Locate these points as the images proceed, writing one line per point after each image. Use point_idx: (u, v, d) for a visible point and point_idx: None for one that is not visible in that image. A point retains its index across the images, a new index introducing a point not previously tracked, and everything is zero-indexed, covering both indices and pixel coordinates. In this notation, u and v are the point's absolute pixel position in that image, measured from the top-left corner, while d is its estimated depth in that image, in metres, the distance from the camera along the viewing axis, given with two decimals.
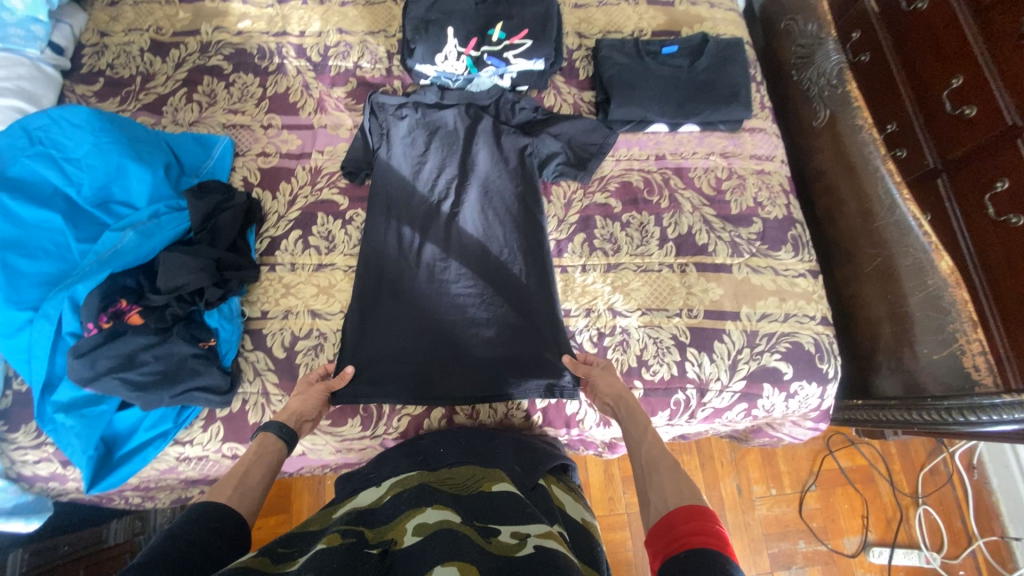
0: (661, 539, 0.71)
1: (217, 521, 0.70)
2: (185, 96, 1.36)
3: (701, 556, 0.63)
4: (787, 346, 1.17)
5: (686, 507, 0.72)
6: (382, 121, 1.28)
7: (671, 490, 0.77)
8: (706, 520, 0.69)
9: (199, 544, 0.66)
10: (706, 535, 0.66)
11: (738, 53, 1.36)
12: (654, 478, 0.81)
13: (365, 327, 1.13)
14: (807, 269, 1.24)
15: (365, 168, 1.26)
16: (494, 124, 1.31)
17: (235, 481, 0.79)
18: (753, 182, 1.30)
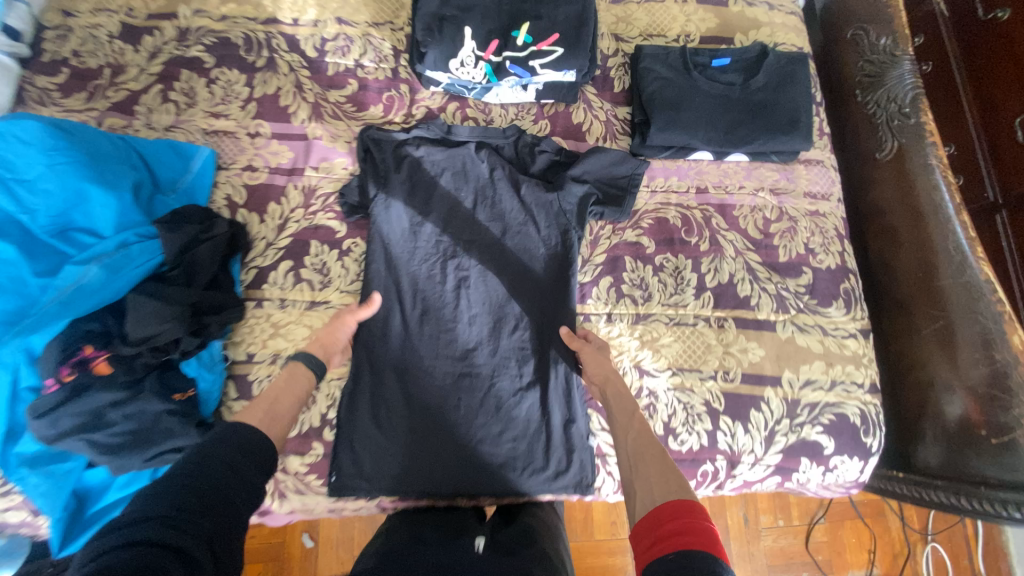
0: (645, 535, 0.65)
1: (235, 437, 0.68)
2: (161, 95, 1.19)
3: (692, 560, 0.57)
4: (831, 418, 1.05)
5: (673, 502, 0.65)
6: (378, 160, 1.11)
7: (658, 483, 0.70)
8: (695, 517, 0.62)
9: (225, 464, 0.64)
10: (698, 535, 0.60)
11: (800, 72, 1.18)
12: (645, 464, 0.74)
13: (358, 406, 1.01)
14: (858, 328, 1.11)
15: (363, 208, 1.11)
16: (509, 161, 1.15)
17: (267, 406, 0.78)
18: (804, 225, 1.15)
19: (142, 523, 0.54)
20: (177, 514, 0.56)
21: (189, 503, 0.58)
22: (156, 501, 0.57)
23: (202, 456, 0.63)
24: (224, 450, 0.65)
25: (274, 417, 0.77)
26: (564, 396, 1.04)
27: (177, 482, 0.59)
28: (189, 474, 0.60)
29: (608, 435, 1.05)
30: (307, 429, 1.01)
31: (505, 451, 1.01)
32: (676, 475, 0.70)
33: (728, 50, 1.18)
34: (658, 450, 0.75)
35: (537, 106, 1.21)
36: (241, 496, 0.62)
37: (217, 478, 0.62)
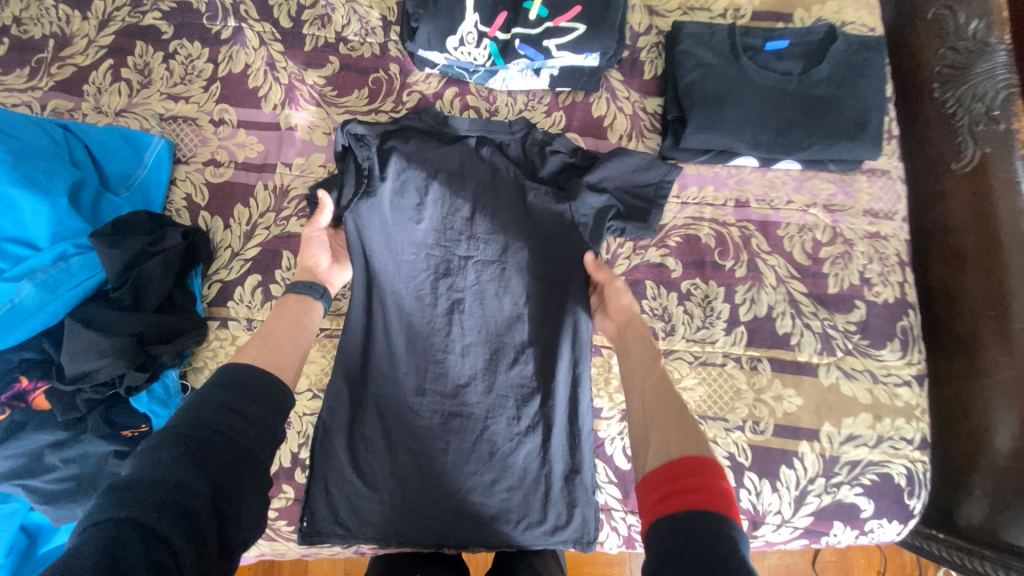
0: (651, 489, 0.62)
1: (239, 382, 0.63)
2: (111, 71, 1.02)
3: (703, 524, 0.55)
4: (872, 478, 0.92)
5: (687, 459, 0.62)
6: (361, 159, 0.91)
7: (675, 436, 0.66)
8: (710, 475, 0.60)
9: (225, 420, 0.59)
10: (710, 496, 0.57)
11: (874, 61, 0.97)
12: (661, 413, 0.70)
13: (333, 445, 0.89)
14: (914, 374, 0.95)
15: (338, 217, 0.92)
16: (514, 165, 0.96)
17: (273, 341, 0.75)
18: (862, 249, 0.97)
19: (138, 494, 0.52)
20: (179, 485, 0.53)
21: (189, 474, 0.54)
22: (156, 464, 0.54)
23: (205, 409, 0.59)
24: (225, 395, 0.61)
25: (272, 351, 0.73)
26: (568, 444, 0.91)
27: (173, 444, 0.56)
28: (189, 435, 0.57)
29: (615, 488, 0.93)
30: (276, 470, 0.90)
31: (498, 501, 0.90)
32: (692, 427, 0.67)
33: (786, 30, 0.97)
34: (676, 405, 0.70)
35: (550, 95, 1.02)
36: (246, 457, 0.59)
37: (217, 439, 0.58)
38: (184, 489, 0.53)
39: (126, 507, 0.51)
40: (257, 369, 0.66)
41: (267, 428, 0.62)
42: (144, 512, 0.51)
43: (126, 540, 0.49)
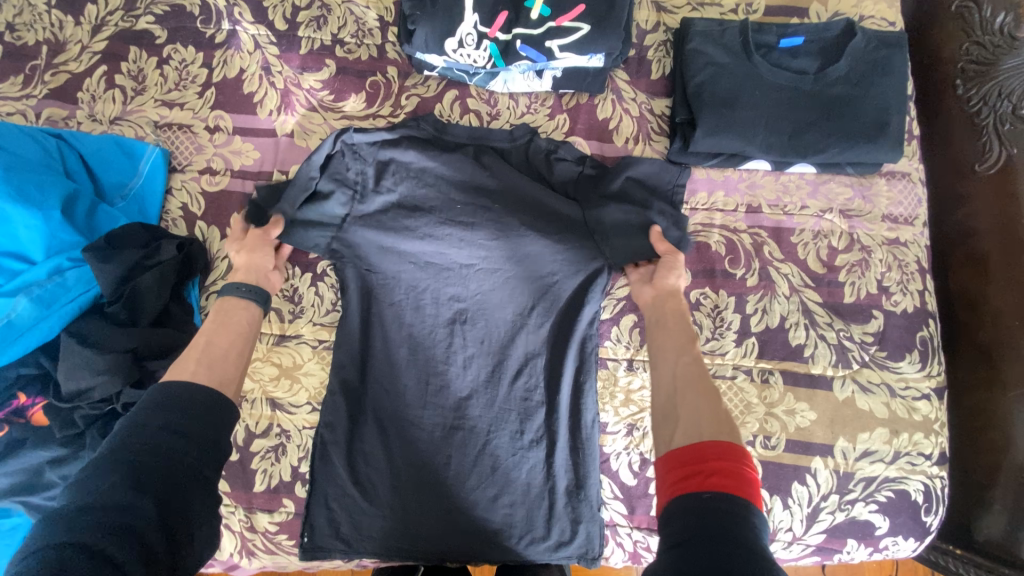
0: (675, 466, 0.62)
1: (176, 401, 0.63)
2: (105, 78, 1.00)
3: (724, 506, 0.55)
4: (887, 495, 0.89)
5: (719, 443, 0.61)
6: (355, 174, 0.89)
7: (707, 418, 0.65)
8: (738, 461, 0.59)
9: (165, 442, 0.59)
10: (735, 481, 0.58)
11: (894, 58, 0.92)
12: (688, 397, 0.69)
13: (333, 459, 0.87)
14: (933, 387, 0.92)
15: (329, 241, 0.88)
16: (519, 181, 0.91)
17: (203, 350, 0.74)
18: (880, 257, 0.94)
19: (80, 517, 0.53)
20: (123, 505, 0.54)
21: (132, 493, 0.55)
22: (95, 487, 0.55)
23: (143, 431, 0.60)
24: (165, 417, 0.62)
25: (209, 364, 0.72)
26: (572, 459, 0.88)
27: (118, 465, 0.57)
28: (132, 456, 0.57)
29: (621, 504, 0.90)
30: (276, 484, 0.89)
31: (500, 517, 0.87)
32: (722, 412, 0.66)
33: (802, 26, 0.92)
34: (708, 385, 0.70)
35: (554, 97, 0.99)
36: (190, 472, 0.59)
37: (160, 459, 0.58)
38: (128, 509, 0.54)
39: (65, 531, 0.52)
40: (192, 384, 0.66)
41: (211, 444, 0.63)
42: (88, 533, 0.52)
43: (68, 560, 0.50)
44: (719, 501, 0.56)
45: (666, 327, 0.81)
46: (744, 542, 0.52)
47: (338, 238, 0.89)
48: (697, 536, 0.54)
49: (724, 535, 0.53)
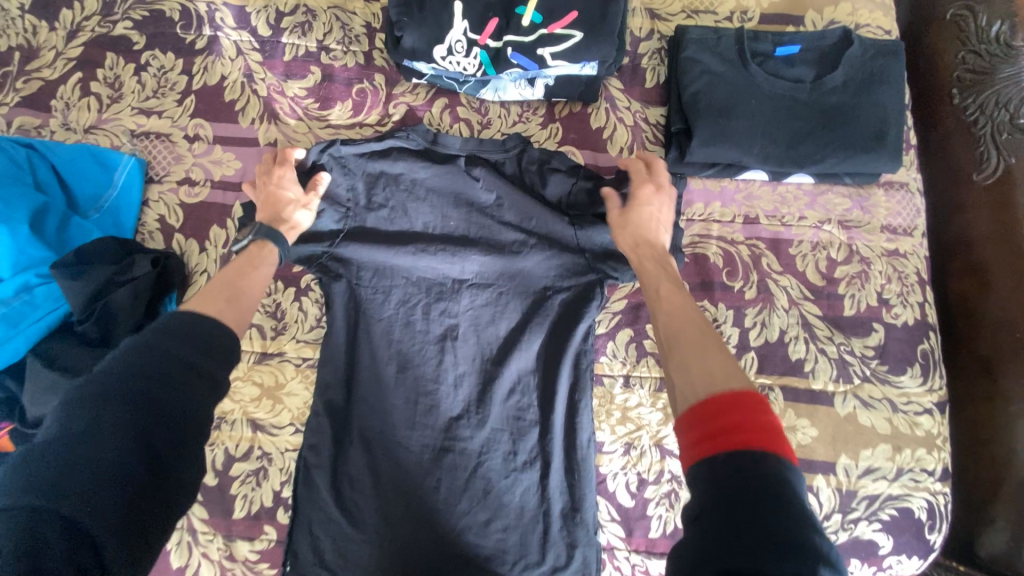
0: (690, 429, 0.55)
1: (188, 331, 0.57)
2: (80, 86, 0.96)
3: (758, 463, 0.48)
4: (891, 513, 0.87)
5: (725, 395, 0.54)
6: (343, 189, 0.86)
7: (700, 372, 0.58)
8: (751, 410, 0.52)
9: (172, 375, 0.53)
10: (765, 433, 0.51)
11: (891, 66, 0.91)
12: (677, 354, 0.62)
13: (317, 483, 0.83)
14: (934, 402, 0.90)
15: (320, 255, 0.85)
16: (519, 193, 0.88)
17: (220, 288, 0.67)
18: (880, 269, 0.92)
19: (58, 480, 0.47)
20: (120, 465, 0.49)
21: (134, 453, 0.50)
22: (92, 425, 0.49)
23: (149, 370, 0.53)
24: (174, 347, 0.55)
25: (238, 306, 0.66)
26: (568, 481, 0.85)
27: (119, 410, 0.50)
28: (134, 399, 0.51)
29: (618, 527, 0.88)
30: (257, 510, 0.85)
31: (493, 542, 0.83)
32: (720, 360, 0.59)
33: (798, 35, 0.91)
34: (702, 333, 0.63)
35: (546, 106, 0.96)
36: (194, 423, 0.54)
37: (165, 408, 0.52)
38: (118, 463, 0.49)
39: (31, 496, 0.46)
40: (217, 322, 0.60)
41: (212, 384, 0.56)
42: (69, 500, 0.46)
43: (38, 528, 0.45)
44: (752, 460, 0.48)
45: (648, 274, 0.75)
46: (786, 505, 0.46)
47: (329, 253, 0.85)
48: (726, 503, 0.47)
49: (761, 501, 0.46)
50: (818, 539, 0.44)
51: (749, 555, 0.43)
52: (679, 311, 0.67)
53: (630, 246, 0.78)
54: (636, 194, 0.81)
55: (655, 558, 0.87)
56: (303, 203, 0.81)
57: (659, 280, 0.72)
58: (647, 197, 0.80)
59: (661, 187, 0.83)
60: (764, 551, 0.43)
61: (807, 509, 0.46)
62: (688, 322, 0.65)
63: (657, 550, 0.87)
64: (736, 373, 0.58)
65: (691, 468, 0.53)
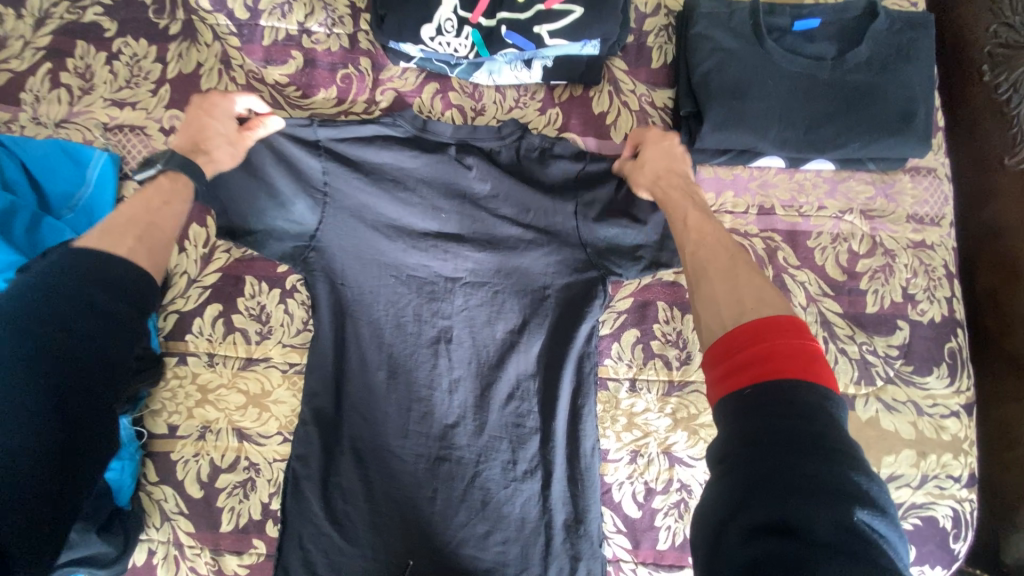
0: (719, 363, 0.51)
1: (95, 274, 0.53)
2: (50, 77, 0.90)
3: (789, 398, 0.45)
4: (913, 522, 0.82)
5: (757, 324, 0.51)
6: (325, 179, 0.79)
7: (728, 303, 0.55)
8: (784, 337, 0.49)
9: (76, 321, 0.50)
10: (800, 361, 0.47)
11: (922, 40, 0.83)
12: (705, 284, 0.59)
13: (307, 495, 0.79)
14: (962, 404, 0.84)
15: (303, 250, 0.79)
16: (514, 181, 0.82)
17: (127, 223, 0.61)
18: (905, 262, 0.86)
19: None
20: (37, 435, 0.47)
21: (46, 426, 0.47)
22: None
23: (46, 320, 0.49)
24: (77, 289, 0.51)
25: (152, 246, 0.60)
26: (571, 491, 0.80)
27: (15, 363, 0.47)
28: (30, 351, 0.48)
29: (624, 538, 0.83)
30: (245, 523, 0.81)
31: (492, 555, 0.79)
32: (752, 291, 0.55)
33: (819, 7, 0.83)
34: (730, 262, 0.60)
35: (544, 90, 0.90)
36: (112, 382, 0.52)
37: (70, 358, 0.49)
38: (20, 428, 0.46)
39: None
40: (124, 261, 0.56)
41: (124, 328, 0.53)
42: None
43: None
44: (781, 395, 0.45)
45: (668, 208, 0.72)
46: (819, 440, 0.42)
47: (313, 248, 0.79)
48: (761, 440, 0.44)
49: (790, 439, 0.43)
50: (856, 476, 0.41)
51: (772, 500, 0.40)
52: (705, 240, 0.64)
53: (651, 182, 0.78)
54: (645, 136, 0.82)
55: (664, 570, 0.83)
56: (233, 140, 0.76)
57: (682, 213, 0.70)
58: (658, 137, 0.81)
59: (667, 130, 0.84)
60: (792, 494, 0.40)
61: (844, 442, 0.43)
62: (716, 250, 0.62)
63: (665, 562, 0.83)
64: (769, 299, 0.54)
65: (717, 403, 0.50)
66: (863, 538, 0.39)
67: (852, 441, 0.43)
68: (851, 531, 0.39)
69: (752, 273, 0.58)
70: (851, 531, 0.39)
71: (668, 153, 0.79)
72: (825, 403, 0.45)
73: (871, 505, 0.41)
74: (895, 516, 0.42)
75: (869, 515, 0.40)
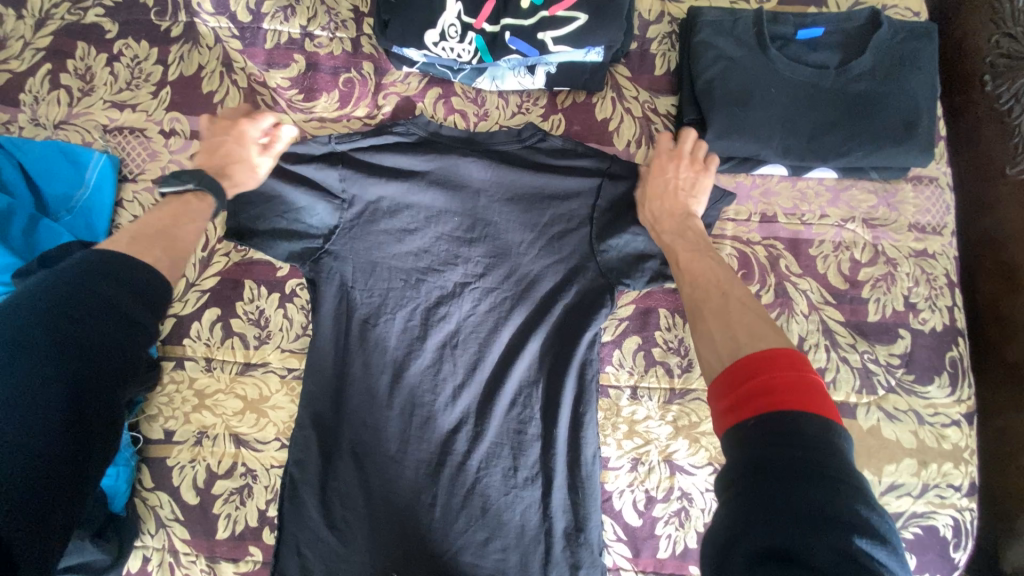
0: (724, 395, 0.52)
1: (122, 273, 0.54)
2: (49, 78, 0.90)
3: (793, 428, 0.45)
4: (914, 532, 0.81)
5: (752, 356, 0.52)
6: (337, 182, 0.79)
7: (723, 339, 0.57)
8: (780, 368, 0.49)
9: (100, 317, 0.50)
10: (804, 392, 0.47)
11: (923, 50, 0.83)
12: (706, 322, 0.61)
13: (305, 502, 0.78)
14: (963, 413, 0.83)
15: (316, 252, 0.78)
16: (527, 186, 0.82)
17: (150, 232, 0.61)
18: (907, 270, 0.86)
19: None
20: (41, 428, 0.46)
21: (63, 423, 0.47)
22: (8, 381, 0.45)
23: (72, 318, 0.49)
24: (104, 288, 0.52)
25: (171, 254, 0.61)
26: (571, 499, 0.79)
27: (47, 359, 0.47)
28: (60, 349, 0.48)
29: (624, 547, 0.83)
30: (241, 530, 0.80)
31: (492, 563, 0.78)
32: (756, 324, 0.56)
33: (821, 16, 0.83)
34: (733, 300, 0.61)
35: (547, 95, 0.90)
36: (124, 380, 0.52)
37: (97, 358, 0.49)
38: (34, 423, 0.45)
39: None
40: (153, 269, 0.57)
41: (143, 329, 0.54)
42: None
43: None
44: (782, 425, 0.45)
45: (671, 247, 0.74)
46: (821, 470, 0.42)
47: (327, 252, 0.79)
48: (763, 469, 0.44)
49: (790, 468, 0.43)
50: (859, 507, 0.41)
51: (773, 527, 0.40)
52: (699, 277, 0.68)
53: (651, 219, 0.77)
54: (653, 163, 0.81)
55: None
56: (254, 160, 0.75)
57: (677, 250, 0.73)
58: (662, 166, 0.80)
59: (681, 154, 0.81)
60: (791, 523, 0.40)
61: (848, 473, 0.42)
62: (710, 287, 0.66)
63: (665, 571, 0.82)
64: (767, 331, 0.55)
65: (723, 433, 0.50)
66: (866, 570, 0.38)
67: (858, 473, 0.43)
68: (854, 562, 0.38)
69: (746, 308, 0.60)
70: (854, 563, 0.38)
71: (668, 176, 0.79)
72: (829, 433, 0.44)
73: (875, 537, 0.40)
74: (904, 551, 0.41)
75: (873, 545, 0.39)
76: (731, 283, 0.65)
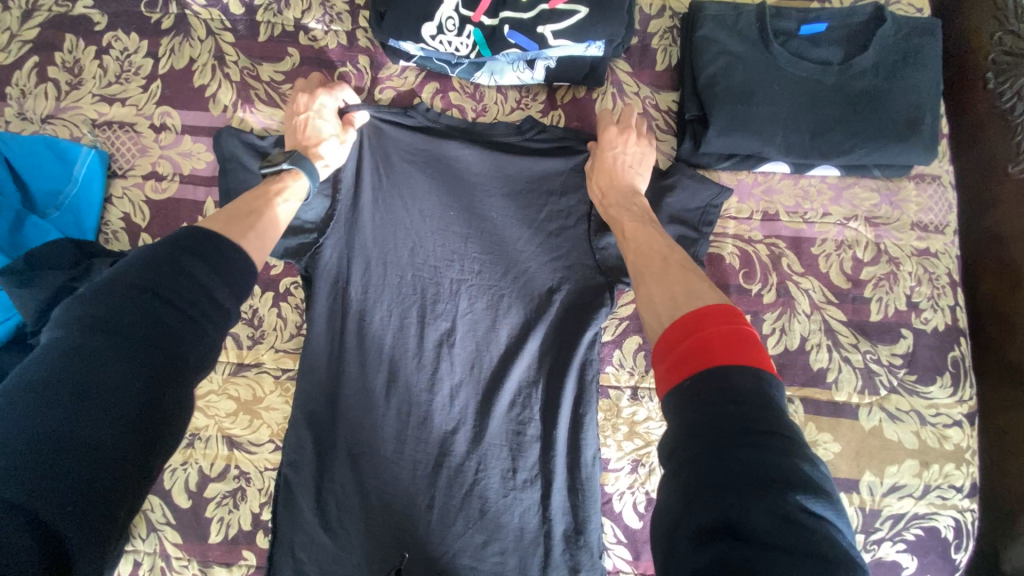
0: (662, 358, 0.51)
1: (209, 249, 0.53)
2: (36, 70, 0.87)
3: (723, 385, 0.44)
4: (915, 533, 0.81)
5: (686, 315, 0.51)
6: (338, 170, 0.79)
7: (665, 304, 0.57)
8: (714, 324, 0.49)
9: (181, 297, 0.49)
10: (736, 346, 0.47)
11: (928, 46, 0.82)
12: (648, 286, 0.61)
13: (299, 505, 0.76)
14: (965, 414, 0.83)
15: (312, 245, 0.77)
16: (525, 181, 0.81)
17: (241, 215, 0.62)
18: (909, 270, 0.85)
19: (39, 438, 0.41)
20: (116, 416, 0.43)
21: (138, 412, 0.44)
22: (89, 363, 0.44)
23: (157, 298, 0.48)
24: (188, 268, 0.50)
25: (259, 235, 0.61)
26: (571, 501, 0.78)
27: (128, 341, 0.46)
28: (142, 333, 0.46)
29: (624, 549, 0.82)
30: (235, 534, 0.79)
31: (490, 566, 0.77)
32: (693, 287, 0.57)
33: (825, 11, 0.82)
34: (670, 267, 0.62)
35: (546, 91, 0.88)
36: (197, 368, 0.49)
37: (170, 344, 0.47)
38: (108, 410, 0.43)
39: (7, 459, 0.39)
40: (238, 248, 0.55)
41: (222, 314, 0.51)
42: (33, 481, 0.39)
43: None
44: (718, 384, 0.44)
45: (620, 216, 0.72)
46: (755, 427, 0.42)
47: (321, 246, 0.77)
48: (702, 434, 0.43)
49: (725, 428, 0.42)
50: (795, 460, 0.40)
51: (713, 499, 0.39)
52: (642, 246, 0.67)
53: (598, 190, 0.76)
54: (602, 137, 0.80)
55: None
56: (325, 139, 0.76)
57: (621, 217, 0.72)
58: (612, 138, 0.79)
59: (626, 126, 0.82)
60: (731, 490, 0.39)
61: (780, 425, 0.42)
62: (652, 255, 0.65)
63: None
64: (707, 294, 0.55)
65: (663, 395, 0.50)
66: (801, 526, 0.37)
67: (791, 425, 0.43)
68: (791, 523, 0.37)
69: (689, 275, 0.59)
70: (793, 523, 0.37)
71: (622, 151, 0.79)
72: (761, 385, 0.44)
73: (813, 489, 0.39)
74: (840, 501, 0.41)
75: (813, 500, 0.39)
76: (671, 251, 0.66)
